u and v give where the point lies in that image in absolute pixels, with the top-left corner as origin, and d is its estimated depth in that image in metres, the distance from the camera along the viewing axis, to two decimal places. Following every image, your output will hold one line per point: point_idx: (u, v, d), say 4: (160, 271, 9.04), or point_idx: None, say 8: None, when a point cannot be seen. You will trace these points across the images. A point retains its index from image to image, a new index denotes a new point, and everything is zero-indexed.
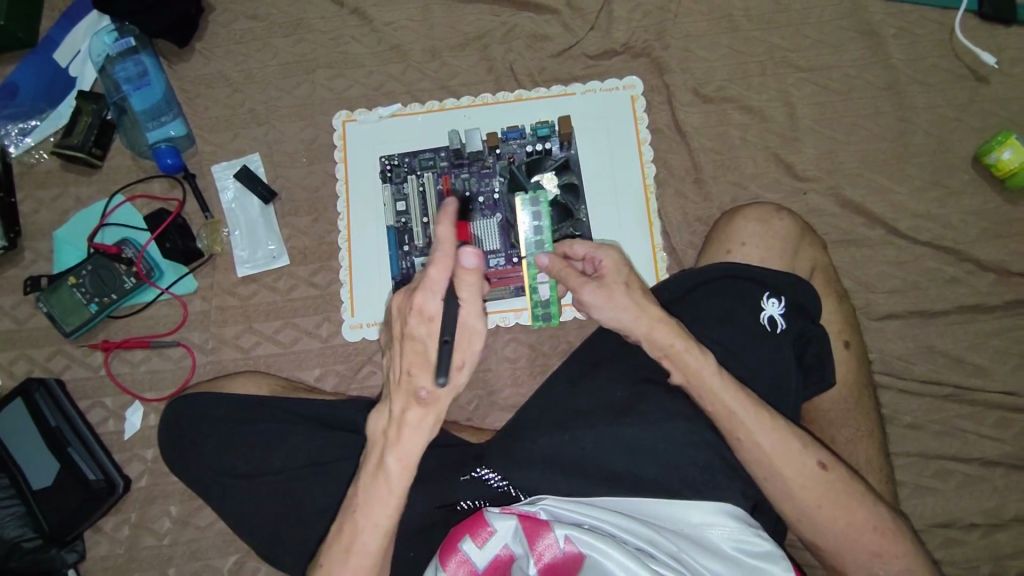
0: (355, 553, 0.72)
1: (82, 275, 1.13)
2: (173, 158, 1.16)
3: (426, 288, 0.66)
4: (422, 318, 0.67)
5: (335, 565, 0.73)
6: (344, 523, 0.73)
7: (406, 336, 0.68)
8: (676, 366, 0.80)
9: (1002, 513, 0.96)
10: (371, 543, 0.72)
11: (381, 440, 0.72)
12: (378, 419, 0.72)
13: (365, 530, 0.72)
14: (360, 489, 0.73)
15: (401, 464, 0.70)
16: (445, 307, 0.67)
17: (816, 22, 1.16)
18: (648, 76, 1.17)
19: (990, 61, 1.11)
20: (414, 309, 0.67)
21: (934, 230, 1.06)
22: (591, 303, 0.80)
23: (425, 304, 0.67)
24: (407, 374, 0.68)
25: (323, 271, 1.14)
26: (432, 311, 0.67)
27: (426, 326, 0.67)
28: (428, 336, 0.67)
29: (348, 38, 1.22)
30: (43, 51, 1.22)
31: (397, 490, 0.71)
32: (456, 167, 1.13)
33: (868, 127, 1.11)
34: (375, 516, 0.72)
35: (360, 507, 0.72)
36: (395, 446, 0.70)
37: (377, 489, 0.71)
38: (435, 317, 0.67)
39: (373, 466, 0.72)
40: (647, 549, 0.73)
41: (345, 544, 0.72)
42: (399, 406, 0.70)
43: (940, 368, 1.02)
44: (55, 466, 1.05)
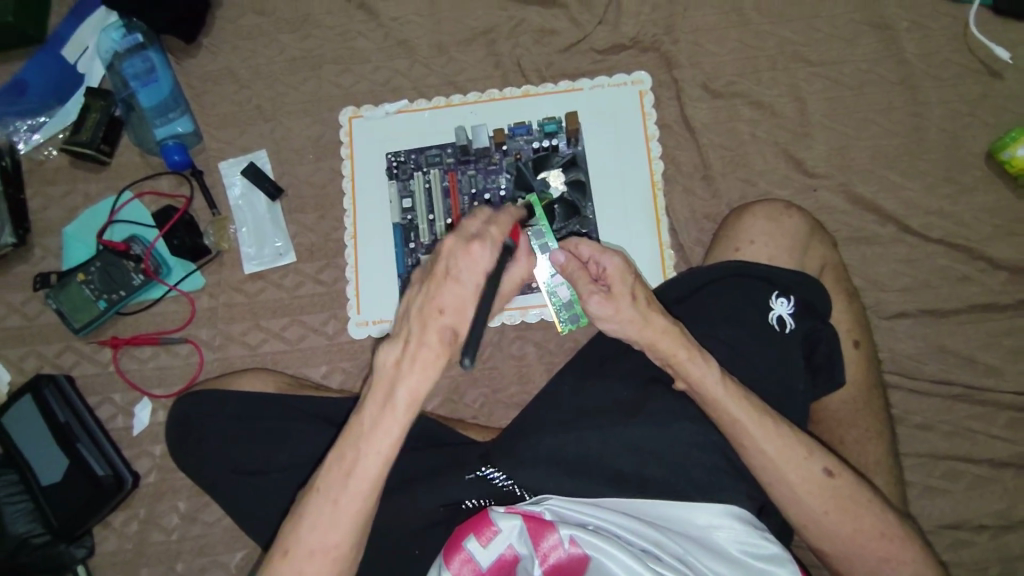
0: (354, 479, 0.69)
1: (91, 271, 1.14)
2: (181, 155, 1.17)
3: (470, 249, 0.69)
4: (473, 262, 0.69)
5: (332, 491, 0.69)
6: (346, 449, 0.70)
7: (448, 274, 0.69)
8: (678, 374, 0.80)
9: (1012, 514, 0.95)
10: (370, 472, 0.69)
11: (388, 372, 0.69)
12: (387, 352, 0.69)
13: (367, 458, 0.69)
14: (364, 418, 0.69)
15: (411, 396, 0.68)
16: (495, 258, 0.70)
17: (828, 15, 1.14)
18: (656, 71, 1.15)
19: (1006, 56, 1.09)
20: (469, 251, 0.69)
21: (946, 228, 1.05)
22: (596, 312, 0.79)
23: (477, 249, 0.70)
24: (438, 309, 0.68)
25: (329, 268, 1.14)
26: (483, 256, 0.69)
27: (472, 272, 0.69)
28: (471, 280, 0.69)
29: (355, 34, 1.21)
30: (52, 47, 1.23)
31: (401, 423, 0.69)
32: (462, 164, 1.13)
33: (880, 123, 1.10)
34: (378, 447, 0.69)
35: (364, 436, 0.69)
36: (409, 378, 0.68)
37: (383, 422, 0.69)
38: (483, 265, 0.69)
39: (380, 397, 0.69)
40: (652, 550, 0.72)
41: (345, 469, 0.69)
42: (420, 338, 0.68)
43: (951, 367, 1.01)
44: (64, 462, 1.06)
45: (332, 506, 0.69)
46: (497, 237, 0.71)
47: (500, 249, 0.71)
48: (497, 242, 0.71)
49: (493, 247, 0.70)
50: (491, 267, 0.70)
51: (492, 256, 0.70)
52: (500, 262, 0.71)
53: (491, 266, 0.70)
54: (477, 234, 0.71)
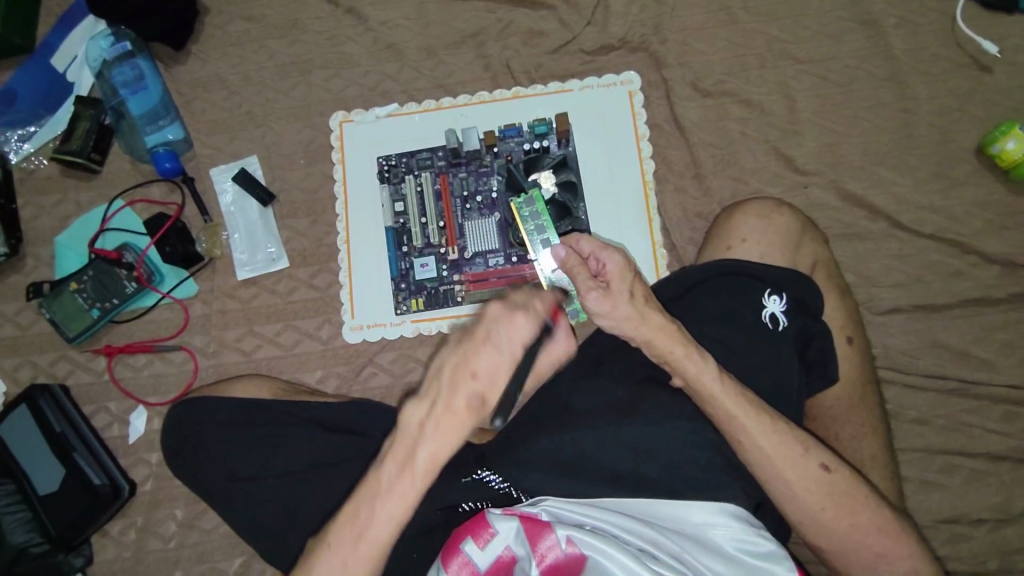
0: (365, 540, 0.69)
1: (84, 280, 1.14)
2: (172, 162, 1.17)
3: (510, 332, 0.69)
4: (513, 330, 0.69)
5: (343, 549, 0.69)
6: (359, 512, 0.70)
7: (488, 339, 0.68)
8: (674, 370, 0.80)
9: (1009, 508, 0.95)
10: (383, 535, 0.69)
11: (412, 430, 0.69)
12: (414, 411, 0.69)
13: (381, 520, 0.69)
14: (381, 479, 0.69)
15: (431, 461, 0.68)
16: (535, 335, 0.70)
17: (815, 13, 1.14)
18: (646, 71, 1.16)
19: (993, 50, 1.09)
20: (511, 321, 0.69)
21: (937, 223, 1.05)
22: (594, 309, 0.79)
23: (520, 320, 0.70)
24: (470, 373, 0.68)
25: (323, 273, 1.14)
26: (524, 329, 0.69)
27: (512, 339, 0.69)
28: (508, 351, 0.69)
29: (344, 39, 1.21)
30: (40, 56, 1.22)
31: (418, 487, 0.69)
32: (453, 167, 1.13)
33: (869, 119, 1.10)
34: (392, 509, 0.69)
35: (379, 495, 0.69)
36: (431, 439, 0.68)
37: (399, 483, 0.69)
38: (523, 335, 0.69)
39: (400, 458, 0.69)
40: (649, 549, 0.73)
41: (357, 530, 0.69)
42: (448, 403, 0.68)
43: (944, 362, 1.01)
44: (61, 472, 1.06)
45: (342, 568, 0.69)
46: (542, 314, 0.71)
47: (540, 327, 0.71)
48: (540, 319, 0.71)
49: (530, 329, 0.70)
50: (529, 343, 0.70)
51: (532, 333, 0.70)
52: (541, 339, 0.71)
53: (530, 341, 0.70)
54: (523, 305, 0.71)
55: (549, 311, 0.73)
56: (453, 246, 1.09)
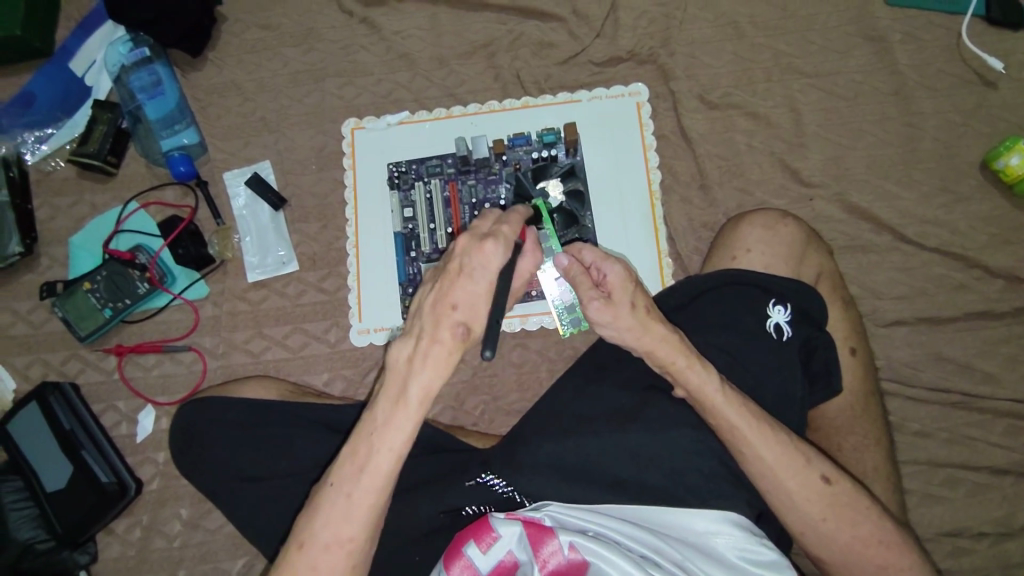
0: (368, 473, 0.70)
1: (96, 280, 1.15)
2: (186, 166, 1.17)
3: (476, 261, 0.71)
4: (485, 259, 0.71)
5: (346, 484, 0.70)
6: (359, 445, 0.71)
7: (461, 270, 0.71)
8: (676, 380, 0.81)
9: (1012, 522, 0.95)
10: (384, 467, 0.70)
11: (402, 367, 0.70)
12: (400, 349, 0.70)
13: (380, 453, 0.70)
14: (376, 416, 0.71)
15: (424, 392, 0.69)
16: (506, 256, 0.72)
17: (821, 28, 1.16)
18: (653, 83, 1.17)
19: (999, 66, 1.10)
20: (482, 248, 0.71)
21: (942, 236, 1.06)
22: (596, 318, 0.80)
23: (490, 247, 0.71)
24: (450, 305, 0.70)
25: (331, 276, 1.16)
26: (495, 255, 0.71)
27: (485, 267, 0.71)
28: (483, 277, 0.71)
29: (357, 48, 1.24)
30: (60, 61, 1.26)
31: (413, 419, 0.70)
32: (462, 174, 1.14)
33: (874, 133, 1.11)
34: (391, 442, 0.70)
35: (376, 432, 0.70)
36: (421, 374, 0.69)
37: (396, 418, 0.70)
38: (495, 261, 0.71)
39: (393, 396, 0.70)
40: (651, 557, 0.73)
41: (358, 465, 0.70)
42: (432, 334, 0.69)
43: (949, 375, 1.02)
44: (70, 469, 1.06)
45: (346, 500, 0.70)
46: (509, 238, 0.72)
47: (512, 249, 0.73)
48: (510, 240, 0.73)
49: (500, 250, 0.71)
50: (502, 267, 0.72)
51: (504, 256, 0.72)
52: (512, 259, 0.73)
53: (502, 265, 0.72)
54: (490, 232, 0.73)
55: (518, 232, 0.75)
56: None
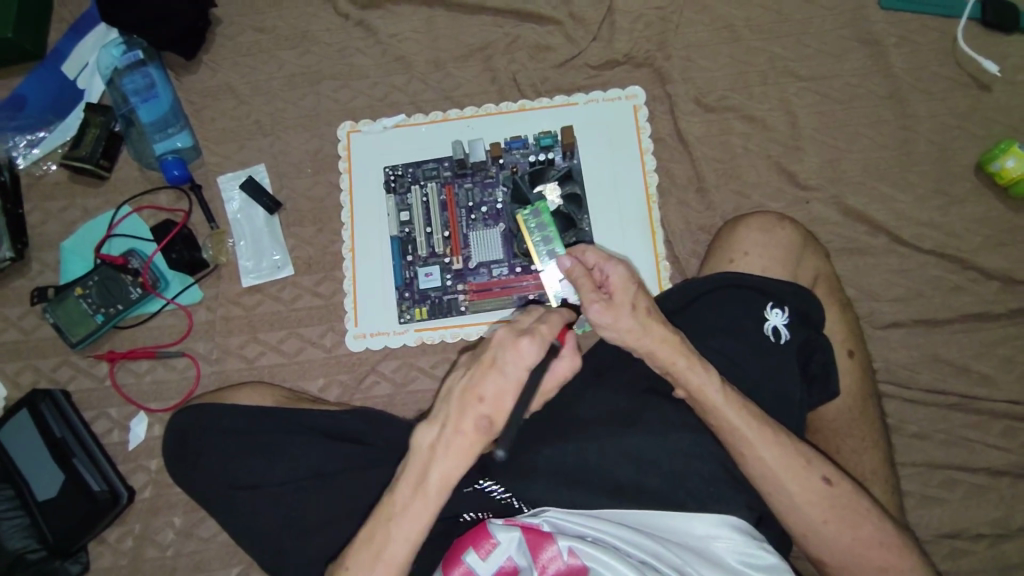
0: (382, 561, 0.71)
1: (89, 286, 1.14)
2: (180, 170, 1.17)
3: (501, 363, 0.71)
4: (519, 355, 0.71)
5: (358, 568, 0.72)
6: (374, 531, 0.72)
7: (494, 363, 0.72)
8: (678, 381, 0.80)
9: (1009, 523, 0.95)
10: (397, 556, 0.71)
11: (425, 453, 0.72)
12: (425, 434, 0.73)
13: (395, 542, 0.71)
14: (395, 500, 0.72)
15: (441, 482, 0.71)
16: (540, 354, 0.72)
17: (817, 31, 1.16)
18: (650, 86, 1.17)
19: (992, 69, 1.11)
20: (516, 346, 0.71)
21: (938, 239, 1.06)
22: (597, 320, 0.79)
23: (526, 345, 0.71)
24: (478, 396, 0.71)
25: (327, 280, 1.15)
26: (529, 352, 0.71)
27: (518, 365, 0.71)
28: (515, 373, 0.71)
29: (353, 50, 1.23)
30: (52, 64, 1.25)
31: (428, 509, 0.71)
32: (459, 177, 1.14)
33: (869, 135, 1.12)
34: (408, 528, 0.72)
35: (394, 517, 0.72)
36: (442, 461, 0.71)
37: (412, 504, 0.72)
38: (529, 361, 0.71)
39: (412, 482, 0.72)
40: (651, 562, 0.73)
41: (373, 550, 0.72)
42: (456, 425, 0.71)
43: (945, 376, 1.02)
44: (60, 477, 1.05)
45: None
46: (545, 337, 0.72)
47: (547, 349, 0.73)
48: (546, 341, 0.72)
49: (533, 349, 0.71)
50: (533, 362, 0.72)
51: (538, 356, 0.72)
52: (546, 359, 0.73)
53: (536, 362, 0.71)
54: (527, 329, 0.73)
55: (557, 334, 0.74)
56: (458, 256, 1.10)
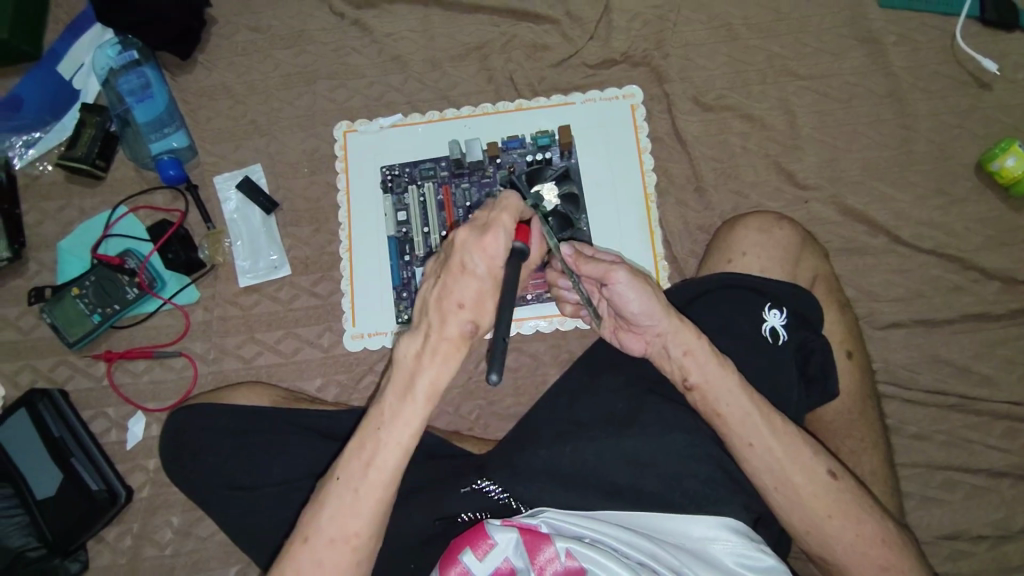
0: (374, 468, 0.71)
1: (85, 285, 1.13)
2: (176, 169, 1.17)
3: (487, 254, 0.70)
4: (485, 252, 0.70)
5: (352, 479, 0.71)
6: (365, 441, 0.72)
7: (463, 267, 0.71)
8: (701, 359, 0.80)
9: (1010, 524, 0.95)
10: (389, 462, 0.71)
11: (411, 361, 0.71)
12: (408, 344, 0.71)
13: (387, 447, 0.71)
14: (383, 410, 0.72)
15: (431, 387, 0.71)
16: (508, 243, 0.71)
17: (815, 30, 1.15)
18: (648, 85, 1.17)
19: (992, 67, 1.10)
20: (481, 244, 0.70)
21: (937, 239, 1.06)
22: (623, 289, 0.82)
23: (490, 238, 0.70)
24: (456, 303, 0.70)
25: (325, 281, 1.15)
26: (496, 244, 0.70)
27: (486, 259, 0.70)
28: (485, 269, 0.70)
29: (349, 49, 1.23)
30: (47, 64, 1.24)
31: (421, 411, 0.71)
32: (456, 177, 1.14)
33: (868, 135, 1.11)
34: (399, 436, 0.71)
35: (384, 423, 0.72)
36: (430, 368, 0.71)
37: (403, 410, 0.71)
38: (495, 251, 0.70)
39: (401, 389, 0.72)
40: (649, 563, 0.73)
41: (364, 460, 0.71)
42: (439, 331, 0.71)
43: (945, 377, 1.01)
44: (59, 475, 1.04)
45: (353, 494, 0.71)
46: (508, 227, 0.71)
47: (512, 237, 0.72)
48: (508, 232, 0.71)
49: (499, 241, 0.70)
50: (504, 259, 0.71)
51: (502, 244, 0.71)
52: (513, 246, 0.72)
53: (507, 248, 0.71)
54: (486, 223, 0.71)
55: (515, 225, 0.73)
56: None
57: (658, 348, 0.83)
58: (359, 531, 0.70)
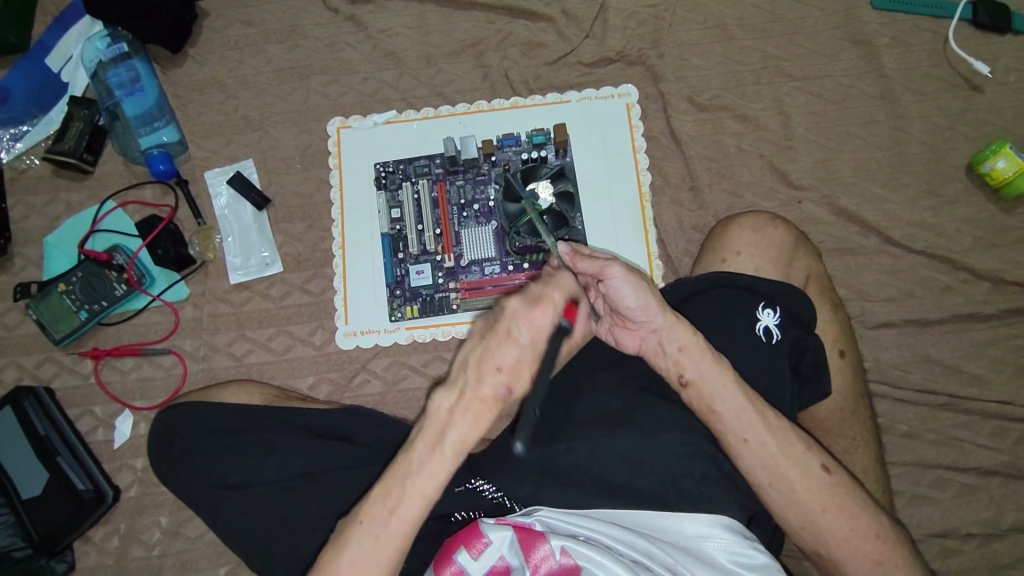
0: (396, 516, 0.72)
1: (72, 281, 1.11)
2: (166, 164, 1.15)
3: (534, 332, 0.73)
4: (532, 324, 0.73)
5: (375, 523, 0.72)
6: (391, 487, 0.73)
7: (508, 334, 0.73)
8: (697, 356, 0.81)
9: (998, 522, 0.96)
10: (412, 511, 0.72)
11: (444, 418, 0.73)
12: (443, 399, 0.73)
13: (411, 498, 0.72)
14: (412, 460, 0.73)
15: (460, 443, 0.72)
16: (556, 322, 0.73)
17: (809, 31, 1.16)
18: (643, 84, 1.17)
19: (984, 70, 1.11)
20: (531, 315, 0.72)
21: (928, 239, 1.06)
22: (620, 288, 0.81)
23: (539, 313, 0.73)
24: (496, 367, 0.72)
25: (317, 278, 1.14)
26: (543, 321, 0.73)
27: (532, 333, 0.73)
28: (530, 341, 0.72)
29: (343, 45, 1.22)
30: (35, 56, 1.21)
31: (446, 467, 0.72)
32: (450, 174, 1.13)
33: (860, 136, 1.12)
34: (421, 489, 0.72)
35: (410, 475, 0.73)
36: (458, 425, 0.72)
37: (430, 462, 0.72)
38: (543, 328, 0.73)
39: (430, 440, 0.73)
40: (643, 561, 0.73)
41: (389, 506, 0.72)
42: (474, 389, 0.72)
43: (935, 377, 1.02)
44: (45, 476, 1.03)
45: (372, 541, 0.72)
46: (558, 305, 0.73)
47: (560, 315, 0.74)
48: (559, 309, 0.74)
49: (548, 318, 0.73)
50: (549, 333, 0.74)
51: (551, 321, 0.73)
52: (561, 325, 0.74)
53: (552, 331, 0.73)
54: (539, 296, 0.74)
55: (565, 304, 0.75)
56: (450, 254, 1.09)
57: (654, 346, 0.83)
58: None
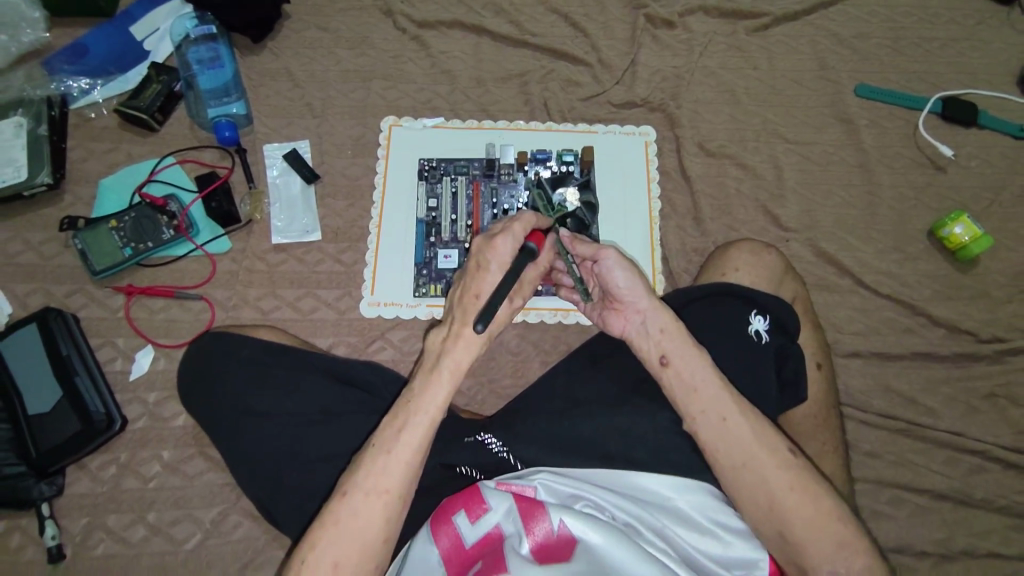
0: (405, 431, 0.80)
1: (124, 220, 1.19)
2: (231, 132, 1.26)
3: (493, 257, 0.86)
4: (496, 252, 0.86)
5: (387, 442, 0.80)
6: (398, 411, 0.81)
7: (479, 266, 0.86)
8: (674, 337, 0.90)
9: (951, 544, 1.05)
10: (421, 426, 0.80)
11: (438, 347, 0.85)
12: (436, 333, 0.86)
13: (417, 415, 0.81)
14: (414, 387, 0.83)
15: (454, 366, 0.82)
16: (515, 247, 0.86)
17: (801, 107, 1.38)
18: (661, 128, 1.35)
19: (947, 153, 1.33)
20: (493, 244, 0.86)
21: (894, 287, 1.22)
22: (608, 268, 0.94)
23: (500, 242, 0.86)
24: (474, 295, 0.85)
25: (351, 250, 1.23)
26: (504, 248, 0.86)
27: (497, 260, 0.86)
28: (497, 266, 0.85)
29: (406, 59, 1.39)
30: (121, 24, 1.36)
31: (445, 386, 0.82)
32: (486, 177, 1.26)
33: (841, 195, 1.30)
34: (426, 407, 0.81)
35: (414, 399, 0.82)
36: (452, 351, 0.83)
37: (430, 385, 0.82)
38: (505, 255, 0.86)
39: (428, 368, 0.84)
40: (632, 527, 0.80)
41: (398, 424, 0.80)
42: (462, 321, 0.84)
43: (896, 405, 1.14)
44: (58, 394, 1.05)
45: (385, 455, 0.79)
46: (516, 233, 0.86)
47: (522, 243, 0.87)
48: (518, 237, 0.87)
49: (507, 246, 0.86)
50: (512, 255, 0.86)
51: (511, 247, 0.86)
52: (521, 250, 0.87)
53: (512, 253, 0.86)
54: (499, 231, 0.88)
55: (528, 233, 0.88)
56: None
57: (638, 325, 0.93)
58: (391, 488, 0.77)
